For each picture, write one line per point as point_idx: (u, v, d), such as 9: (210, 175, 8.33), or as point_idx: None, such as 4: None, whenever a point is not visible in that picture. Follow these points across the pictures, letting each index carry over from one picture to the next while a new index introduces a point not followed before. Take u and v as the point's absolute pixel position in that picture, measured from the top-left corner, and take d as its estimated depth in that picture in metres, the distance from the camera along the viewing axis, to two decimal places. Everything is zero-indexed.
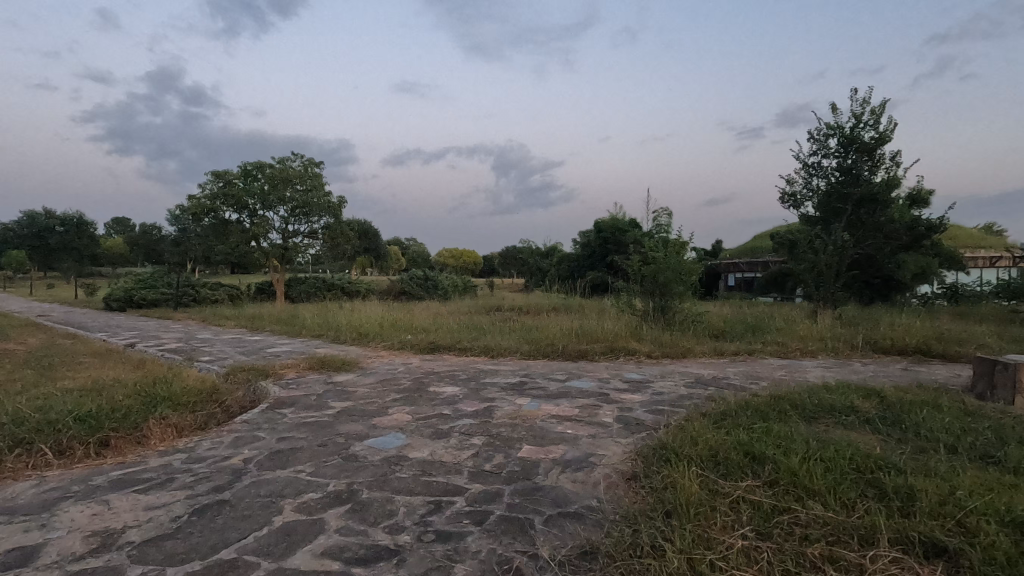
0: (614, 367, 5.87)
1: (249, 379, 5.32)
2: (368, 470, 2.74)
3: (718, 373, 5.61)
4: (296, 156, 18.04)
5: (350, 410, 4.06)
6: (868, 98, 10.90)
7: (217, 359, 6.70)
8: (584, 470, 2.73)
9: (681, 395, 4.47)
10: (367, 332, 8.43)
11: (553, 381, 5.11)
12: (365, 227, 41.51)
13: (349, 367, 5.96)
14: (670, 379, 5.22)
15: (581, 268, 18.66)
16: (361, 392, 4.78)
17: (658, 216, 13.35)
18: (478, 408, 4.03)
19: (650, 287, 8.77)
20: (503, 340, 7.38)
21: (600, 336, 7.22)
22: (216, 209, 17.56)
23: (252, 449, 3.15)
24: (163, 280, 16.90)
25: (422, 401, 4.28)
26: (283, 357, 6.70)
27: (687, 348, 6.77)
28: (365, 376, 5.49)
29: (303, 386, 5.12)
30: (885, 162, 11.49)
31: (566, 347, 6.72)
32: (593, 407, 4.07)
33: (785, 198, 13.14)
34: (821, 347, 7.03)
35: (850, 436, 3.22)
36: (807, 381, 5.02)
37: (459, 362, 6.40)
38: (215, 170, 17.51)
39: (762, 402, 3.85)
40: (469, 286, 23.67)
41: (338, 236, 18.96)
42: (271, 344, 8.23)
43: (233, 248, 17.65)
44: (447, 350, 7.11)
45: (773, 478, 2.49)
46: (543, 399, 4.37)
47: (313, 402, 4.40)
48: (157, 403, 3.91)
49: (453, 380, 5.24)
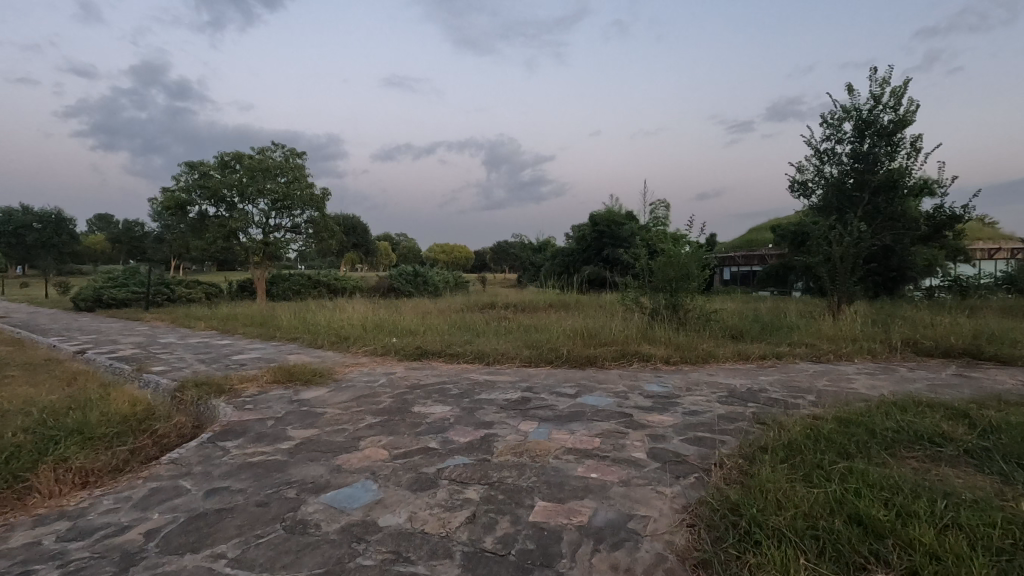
0: (630, 377, 5.07)
1: (197, 398, 4.44)
2: (317, 553, 1.91)
3: (752, 383, 4.83)
4: (276, 146, 17.18)
5: (311, 444, 3.21)
6: (888, 78, 10.19)
7: (173, 370, 5.82)
8: (628, 550, 1.91)
9: (720, 417, 3.67)
10: (348, 335, 7.58)
11: (561, 396, 4.30)
12: (353, 222, 40.40)
13: (322, 380, 5.10)
14: (699, 393, 4.43)
15: (576, 263, 17.81)
16: (330, 414, 3.92)
17: (657, 209, 12.83)
18: (474, 439, 3.19)
19: (658, 284, 7.97)
20: (499, 344, 6.55)
21: (609, 339, 6.42)
22: (192, 202, 16.58)
23: (164, 513, 2.29)
24: (136, 277, 15.86)
25: (404, 429, 3.44)
26: (249, 367, 5.81)
27: (709, 352, 5.99)
28: (339, 392, 4.63)
29: (263, 405, 4.26)
30: (903, 146, 10.78)
31: (570, 352, 5.91)
32: (617, 434, 3.26)
33: (794, 187, 12.44)
34: (856, 348, 6.28)
35: (967, 482, 2.44)
36: (861, 394, 4.25)
37: (450, 372, 5.56)
38: (189, 160, 16.56)
39: (831, 427, 3.07)
40: (461, 282, 22.89)
41: (323, 230, 18.03)
42: (239, 350, 7.35)
43: (211, 244, 16.65)
44: (437, 356, 6.27)
45: (911, 567, 1.70)
46: (553, 424, 3.53)
47: (268, 429, 3.55)
48: (61, 439, 3.07)
49: (443, 396, 4.40)
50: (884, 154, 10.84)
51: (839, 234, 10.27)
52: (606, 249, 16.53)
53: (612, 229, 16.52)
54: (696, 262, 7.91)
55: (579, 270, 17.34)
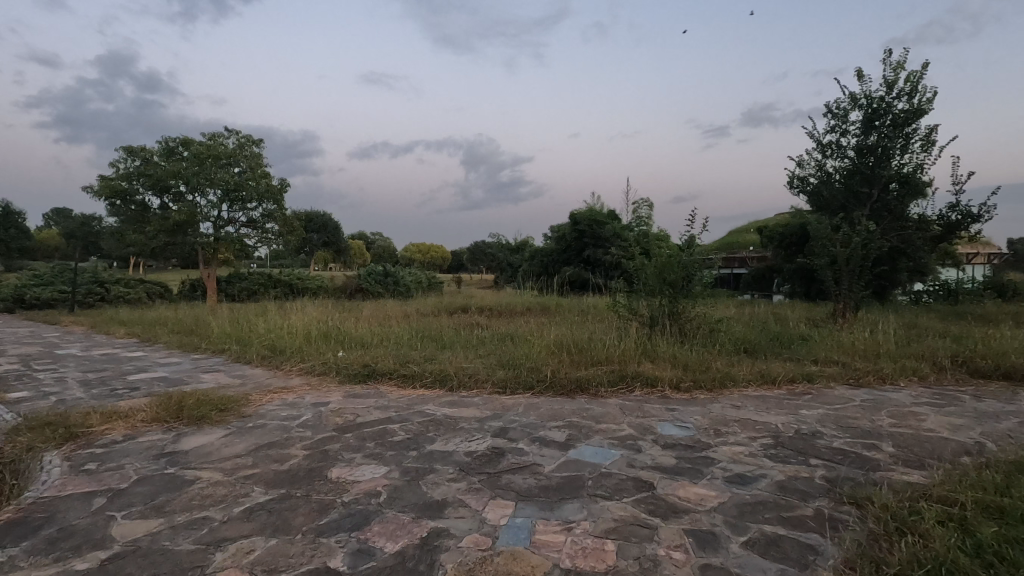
0: (636, 412, 3.86)
1: (22, 451, 3.06)
2: None
3: (796, 421, 3.68)
4: (229, 132, 15.65)
5: (131, 559, 1.89)
6: (903, 62, 9.22)
7: (35, 399, 4.39)
8: None
9: (784, 490, 2.47)
10: (284, 347, 6.21)
11: (547, 448, 3.07)
12: (322, 219, 38.59)
13: (222, 417, 3.74)
14: (736, 439, 3.26)
15: (555, 263, 16.58)
16: (205, 482, 2.60)
17: (637, 207, 12.03)
18: (408, 550, 1.93)
19: (655, 288, 6.80)
20: (466, 361, 5.28)
21: (602, 357, 5.20)
22: (133, 191, 14.92)
23: None
24: (65, 275, 14.06)
25: (305, 522, 2.16)
26: (137, 395, 4.42)
27: (726, 372, 4.84)
28: (235, 439, 3.28)
29: (111, 463, 2.89)
30: (916, 138, 9.87)
31: (555, 374, 4.68)
32: (643, 535, 2.03)
33: (793, 183, 11.62)
34: (899, 368, 5.19)
35: None
36: (952, 444, 3.14)
37: (400, 402, 4.26)
38: (128, 145, 14.86)
39: (988, 524, 1.90)
40: (434, 283, 21.54)
41: (281, 225, 16.49)
42: (146, 366, 5.91)
43: (153, 238, 14.95)
44: (388, 378, 4.96)
45: None
46: (537, 506, 2.30)
47: (85, 519, 2.22)
48: None
49: (380, 447, 3.11)
50: (895, 146, 9.91)
51: (846, 233, 9.24)
52: (587, 249, 15.34)
53: (593, 229, 15.32)
54: (700, 261, 6.76)
55: (558, 272, 16.12)
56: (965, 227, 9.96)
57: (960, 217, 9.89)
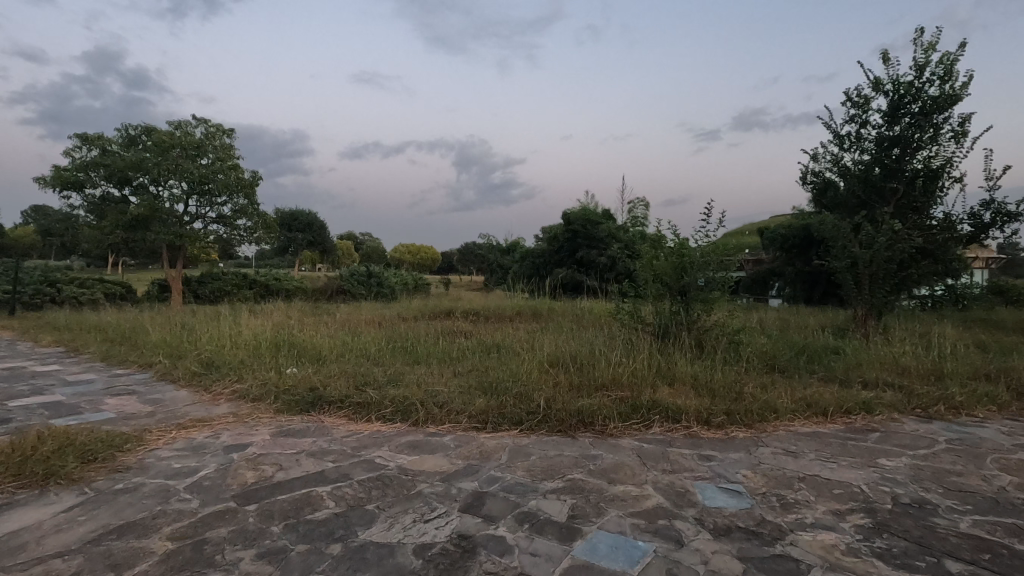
0: (663, 464, 2.83)
1: None
2: None
3: (882, 478, 2.67)
4: (198, 121, 14.49)
5: None
6: (935, 44, 8.28)
7: None
8: None
9: None
10: (221, 362, 5.11)
11: (542, 539, 2.01)
12: (309, 218, 37.35)
13: (84, 473, 2.65)
14: (818, 516, 2.23)
15: (547, 265, 15.54)
16: None
17: (635, 207, 11.16)
18: None
19: (666, 292, 5.78)
20: (438, 383, 4.22)
21: (607, 378, 4.16)
22: (91, 183, 13.70)
23: None
24: (10, 275, 12.80)
25: None
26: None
27: (767, 400, 3.82)
28: (80, 517, 2.20)
29: None
30: (945, 128, 8.96)
31: (550, 404, 3.63)
32: None
33: (807, 178, 10.73)
34: (974, 394, 4.21)
35: None
36: None
37: (345, 444, 3.19)
38: (83, 133, 13.66)
39: None
40: (420, 283, 20.48)
41: (254, 221, 15.31)
42: (45, 386, 4.77)
43: (110, 234, 13.72)
44: (337, 408, 3.89)
45: None
46: None
47: None
48: None
49: (290, 534, 2.05)
50: (921, 138, 9.00)
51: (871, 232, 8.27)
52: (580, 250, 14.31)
53: (588, 228, 14.28)
54: (719, 260, 5.74)
55: (551, 274, 15.08)
56: (997, 227, 9.07)
57: (992, 216, 8.98)
